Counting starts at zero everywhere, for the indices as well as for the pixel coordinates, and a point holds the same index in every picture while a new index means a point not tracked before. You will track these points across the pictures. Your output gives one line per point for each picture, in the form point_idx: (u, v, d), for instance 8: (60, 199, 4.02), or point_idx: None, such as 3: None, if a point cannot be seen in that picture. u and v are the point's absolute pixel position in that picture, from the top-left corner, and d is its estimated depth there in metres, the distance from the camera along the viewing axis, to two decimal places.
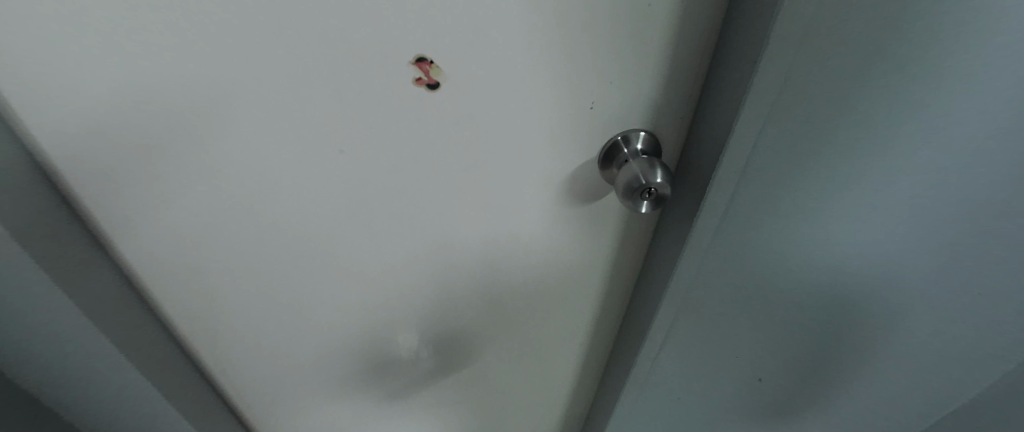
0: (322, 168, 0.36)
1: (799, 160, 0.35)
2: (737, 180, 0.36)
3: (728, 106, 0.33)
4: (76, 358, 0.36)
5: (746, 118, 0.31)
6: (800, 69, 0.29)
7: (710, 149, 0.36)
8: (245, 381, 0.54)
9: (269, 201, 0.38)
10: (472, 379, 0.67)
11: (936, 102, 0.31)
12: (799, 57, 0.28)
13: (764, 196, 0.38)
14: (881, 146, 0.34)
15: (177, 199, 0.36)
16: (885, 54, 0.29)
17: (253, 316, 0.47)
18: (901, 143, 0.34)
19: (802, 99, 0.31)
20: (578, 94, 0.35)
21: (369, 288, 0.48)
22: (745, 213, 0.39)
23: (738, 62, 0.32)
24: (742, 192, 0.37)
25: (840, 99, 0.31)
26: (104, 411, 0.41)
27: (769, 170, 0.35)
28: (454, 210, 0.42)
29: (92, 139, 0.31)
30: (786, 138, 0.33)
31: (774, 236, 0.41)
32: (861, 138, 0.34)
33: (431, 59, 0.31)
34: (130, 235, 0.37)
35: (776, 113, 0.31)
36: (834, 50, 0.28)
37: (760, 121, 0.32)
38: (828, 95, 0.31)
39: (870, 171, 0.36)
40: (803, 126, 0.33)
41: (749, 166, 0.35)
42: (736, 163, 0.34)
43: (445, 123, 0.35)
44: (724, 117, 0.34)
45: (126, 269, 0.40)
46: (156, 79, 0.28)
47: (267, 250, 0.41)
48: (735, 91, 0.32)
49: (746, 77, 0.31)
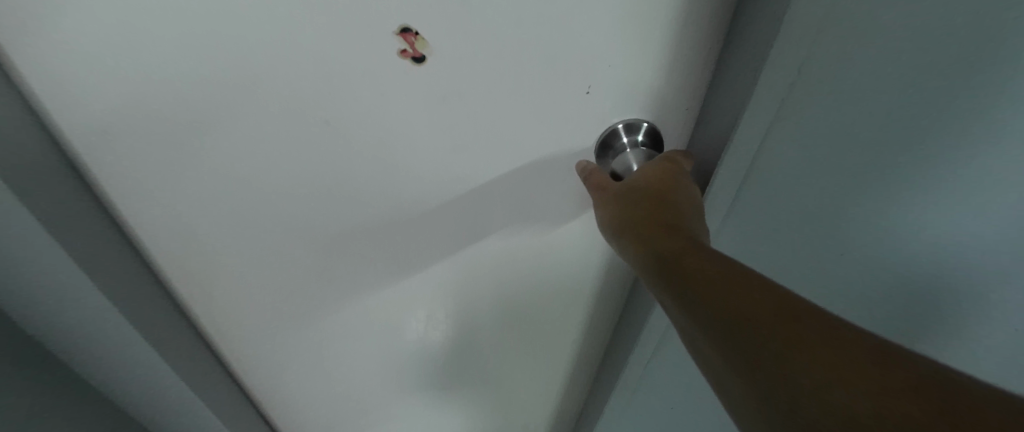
0: (307, 142, 0.36)
1: (814, 156, 0.32)
2: (741, 176, 0.34)
3: (738, 99, 0.32)
4: (77, 315, 0.36)
5: (751, 112, 0.30)
6: (819, 67, 0.27)
7: (714, 145, 0.36)
8: (243, 348, 0.55)
9: (258, 170, 0.37)
10: (463, 365, 0.66)
11: (963, 150, 0.29)
12: (816, 47, 0.26)
13: (771, 197, 0.35)
14: (913, 148, 0.30)
15: (171, 163, 0.36)
16: (903, 76, 0.27)
17: (247, 287, 0.48)
18: (931, 167, 0.30)
19: (815, 103, 0.29)
20: (576, 77, 0.33)
21: (359, 267, 0.48)
22: (752, 212, 0.37)
23: (756, 49, 0.29)
24: (745, 197, 0.36)
25: (852, 83, 0.28)
26: (107, 367, 0.43)
27: (776, 169, 0.33)
28: (443, 191, 0.41)
29: (89, 98, 0.31)
30: (798, 129, 0.30)
31: (790, 243, 0.38)
32: (869, 172, 0.32)
33: (416, 30, 0.29)
34: (128, 195, 0.38)
35: (783, 116, 0.30)
36: (856, 45, 0.26)
37: (769, 110, 0.30)
38: (828, 112, 0.29)
39: (903, 173, 0.31)
40: (812, 142, 0.31)
41: (752, 173, 0.34)
42: (739, 165, 0.34)
43: (432, 98, 0.33)
44: (733, 109, 0.32)
45: (124, 228, 0.41)
46: (144, 34, 0.28)
47: (260, 221, 0.42)
48: (747, 83, 0.30)
49: (757, 68, 0.29)
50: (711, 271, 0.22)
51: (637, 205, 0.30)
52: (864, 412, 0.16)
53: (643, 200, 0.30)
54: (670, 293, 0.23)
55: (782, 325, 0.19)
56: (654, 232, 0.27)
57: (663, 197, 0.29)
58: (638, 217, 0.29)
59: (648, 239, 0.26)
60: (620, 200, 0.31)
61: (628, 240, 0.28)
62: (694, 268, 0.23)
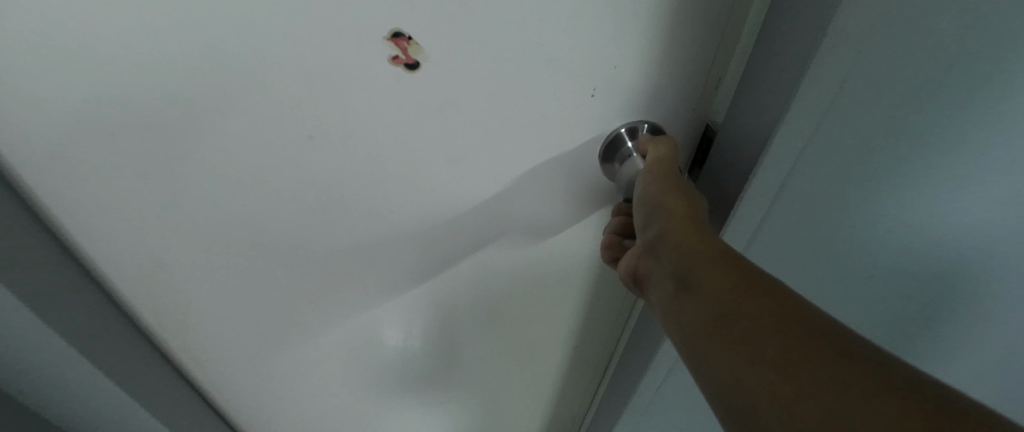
0: (289, 157, 0.33)
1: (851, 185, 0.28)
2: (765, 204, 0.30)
3: (764, 114, 0.27)
4: (25, 351, 0.33)
5: (785, 130, 0.26)
6: (859, 94, 0.23)
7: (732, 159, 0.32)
8: (222, 375, 0.52)
9: (234, 188, 0.34)
10: (460, 378, 0.64)
11: None
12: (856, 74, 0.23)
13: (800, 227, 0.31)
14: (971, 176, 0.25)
15: (134, 184, 0.33)
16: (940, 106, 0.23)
17: (227, 311, 0.44)
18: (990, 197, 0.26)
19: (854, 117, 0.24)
20: (581, 79, 0.30)
21: (351, 285, 0.45)
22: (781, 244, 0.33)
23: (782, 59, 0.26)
24: (769, 227, 0.32)
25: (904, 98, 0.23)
26: (64, 406, 0.39)
27: (805, 196, 0.29)
28: (439, 204, 0.38)
29: (34, 116, 0.28)
30: (834, 152, 0.26)
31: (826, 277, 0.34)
32: (894, 214, 0.28)
33: (409, 35, 0.27)
34: (86, 221, 0.34)
35: (815, 142, 0.26)
36: (901, 70, 0.22)
37: (801, 130, 0.25)
38: (855, 145, 0.25)
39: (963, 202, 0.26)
40: (826, 178, 0.28)
41: (776, 203, 0.30)
42: (764, 195, 0.30)
43: (428, 108, 0.31)
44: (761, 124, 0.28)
45: (83, 257, 0.37)
46: (99, 42, 0.25)
47: (237, 242, 0.38)
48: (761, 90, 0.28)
49: (787, 90, 0.25)
50: (746, 283, 0.22)
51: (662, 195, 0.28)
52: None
53: (666, 187, 0.28)
54: (700, 295, 0.22)
55: (814, 347, 0.19)
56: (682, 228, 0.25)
57: (688, 195, 0.28)
58: (664, 208, 0.27)
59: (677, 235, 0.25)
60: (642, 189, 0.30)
61: (653, 232, 0.27)
62: (729, 277, 0.22)
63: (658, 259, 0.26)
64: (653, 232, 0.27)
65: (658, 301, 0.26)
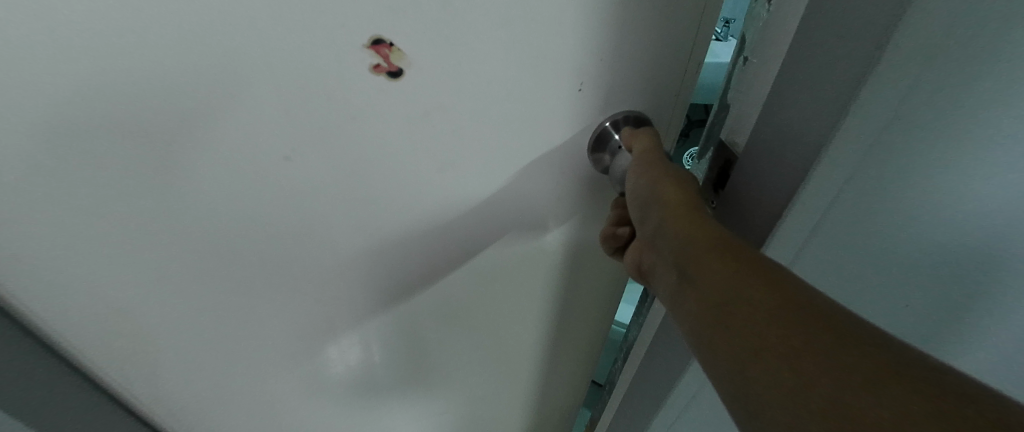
0: (263, 176, 0.31)
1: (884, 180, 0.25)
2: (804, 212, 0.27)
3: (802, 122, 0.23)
4: None
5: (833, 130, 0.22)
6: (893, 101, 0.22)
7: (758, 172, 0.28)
8: (195, 413, 0.48)
9: (202, 214, 0.32)
10: (454, 392, 0.62)
11: None
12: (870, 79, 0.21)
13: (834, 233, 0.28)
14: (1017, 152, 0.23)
15: (88, 217, 0.30)
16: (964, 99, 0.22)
17: (202, 343, 0.42)
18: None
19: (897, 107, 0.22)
20: (564, 75, 0.30)
21: (335, 308, 0.42)
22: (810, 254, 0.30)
23: (757, 60, 0.25)
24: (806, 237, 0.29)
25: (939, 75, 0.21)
26: None
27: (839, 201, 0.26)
28: (424, 214, 0.37)
29: None
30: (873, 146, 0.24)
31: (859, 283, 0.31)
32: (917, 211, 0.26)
33: (390, 41, 0.25)
34: (33, 261, 0.32)
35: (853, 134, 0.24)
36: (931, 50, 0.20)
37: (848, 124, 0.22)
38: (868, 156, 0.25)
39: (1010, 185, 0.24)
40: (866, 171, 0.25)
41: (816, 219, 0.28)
42: (811, 214, 0.28)
43: (412, 116, 0.30)
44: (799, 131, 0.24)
45: (25, 304, 0.34)
46: (44, 57, 0.23)
47: (209, 272, 0.36)
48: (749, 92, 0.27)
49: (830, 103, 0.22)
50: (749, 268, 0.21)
51: (657, 184, 0.28)
52: (885, 418, 0.15)
53: (658, 179, 0.28)
54: (701, 280, 0.22)
55: (819, 332, 0.18)
56: (680, 215, 0.25)
57: (681, 182, 0.28)
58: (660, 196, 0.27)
59: (675, 222, 0.25)
60: (636, 179, 0.30)
61: (651, 220, 0.27)
62: (731, 262, 0.22)
63: (657, 248, 0.26)
64: (651, 221, 0.27)
65: (664, 288, 0.26)
